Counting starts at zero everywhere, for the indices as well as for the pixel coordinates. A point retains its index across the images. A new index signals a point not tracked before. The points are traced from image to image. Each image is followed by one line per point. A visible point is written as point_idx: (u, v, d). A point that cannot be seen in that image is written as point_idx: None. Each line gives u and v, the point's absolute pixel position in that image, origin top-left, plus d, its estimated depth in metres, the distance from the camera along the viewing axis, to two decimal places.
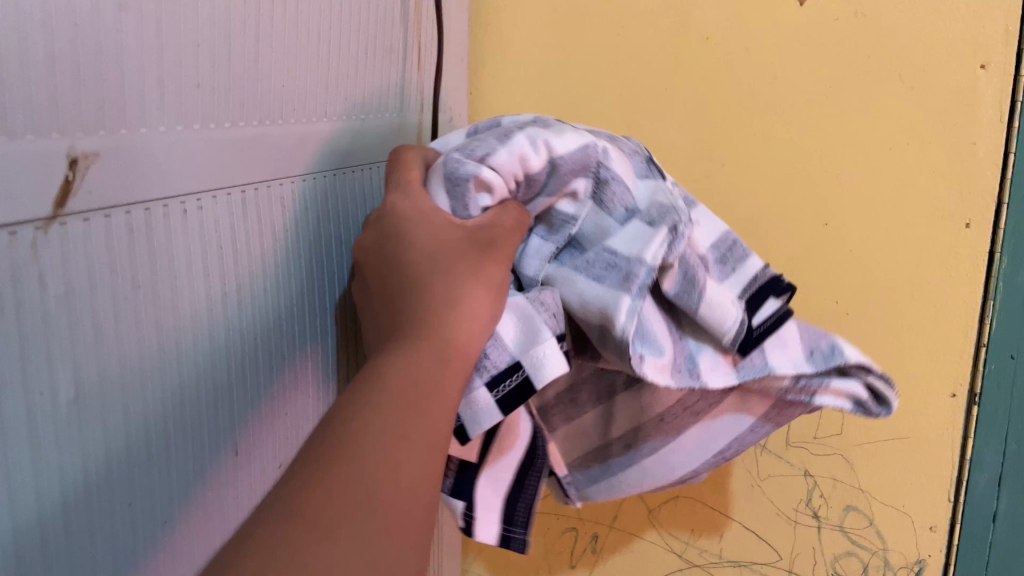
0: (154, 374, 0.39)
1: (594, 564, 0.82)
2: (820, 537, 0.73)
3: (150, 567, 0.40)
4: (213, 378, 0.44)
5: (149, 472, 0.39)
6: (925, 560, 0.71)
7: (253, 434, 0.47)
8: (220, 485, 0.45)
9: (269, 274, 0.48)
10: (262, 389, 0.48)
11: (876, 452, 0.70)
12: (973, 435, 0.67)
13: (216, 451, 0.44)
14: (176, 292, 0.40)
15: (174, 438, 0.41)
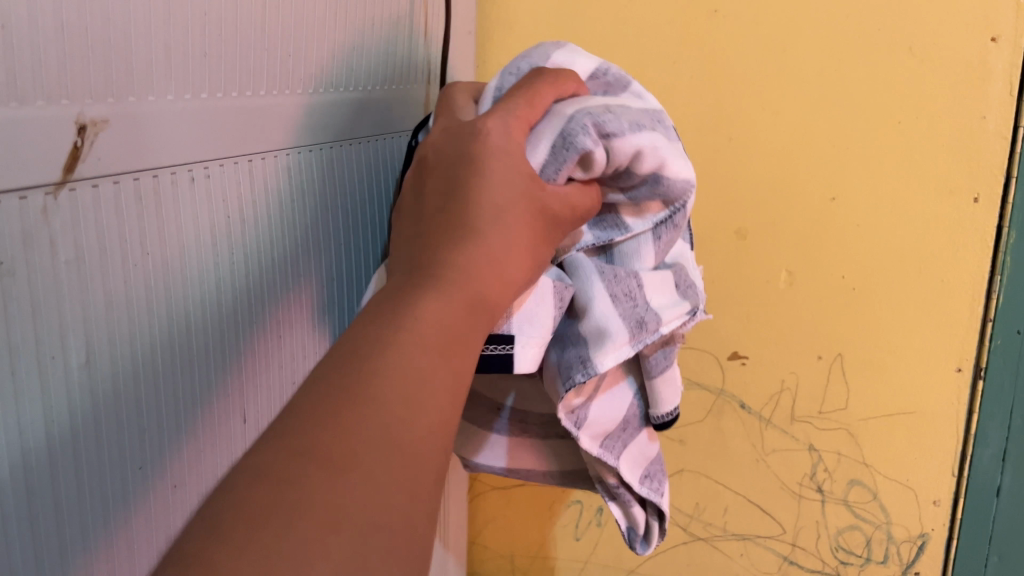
0: (140, 309, 0.38)
1: (598, 537, 0.83)
2: (825, 511, 0.73)
3: (143, 507, 0.39)
4: (221, 348, 0.44)
5: (158, 440, 0.40)
6: (929, 534, 0.71)
7: (246, 375, 0.46)
8: (213, 425, 0.44)
9: (262, 215, 0.47)
10: (256, 330, 0.47)
11: (881, 427, 0.70)
12: (978, 409, 0.68)
13: (208, 391, 0.43)
14: (168, 233, 0.40)
15: (162, 374, 0.40)
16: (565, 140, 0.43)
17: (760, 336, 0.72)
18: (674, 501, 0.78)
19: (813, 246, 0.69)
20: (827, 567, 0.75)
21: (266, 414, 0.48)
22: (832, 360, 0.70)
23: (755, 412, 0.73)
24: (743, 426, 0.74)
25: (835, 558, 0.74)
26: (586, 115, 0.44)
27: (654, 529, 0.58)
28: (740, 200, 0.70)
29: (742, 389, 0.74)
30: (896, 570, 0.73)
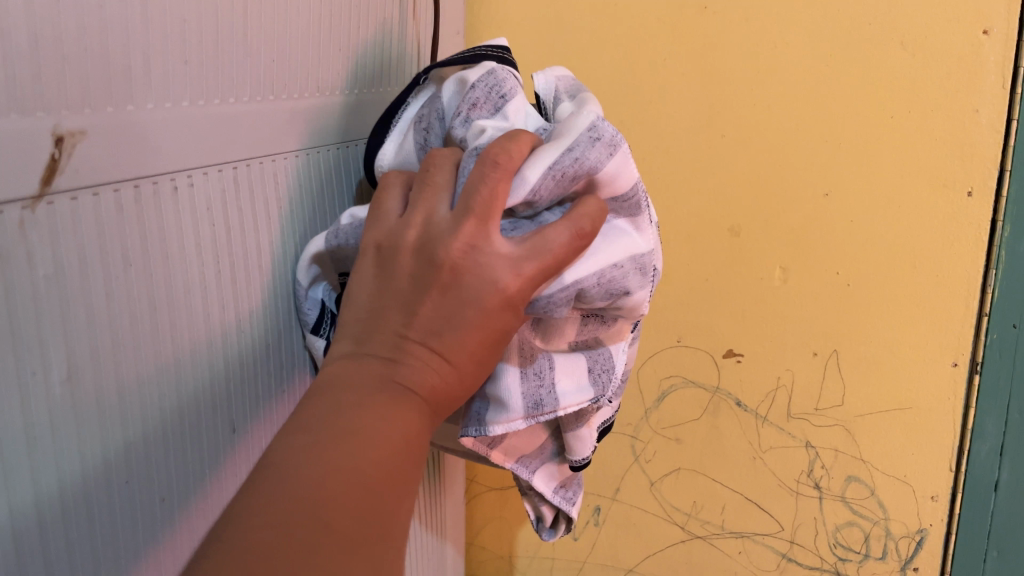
0: (150, 357, 0.39)
1: (595, 536, 0.82)
2: (823, 508, 0.73)
3: (151, 540, 0.40)
4: (227, 389, 0.46)
5: (146, 455, 0.40)
6: (927, 530, 0.71)
7: (249, 413, 0.48)
8: (218, 462, 0.45)
9: (262, 257, 0.48)
10: (257, 369, 0.48)
11: (878, 424, 0.70)
12: (974, 404, 0.67)
13: (214, 432, 0.45)
14: (169, 272, 0.40)
15: (170, 416, 0.41)
16: (551, 304, 0.43)
17: (754, 334, 0.72)
18: (672, 500, 0.78)
19: (806, 242, 0.68)
20: (826, 564, 0.74)
21: (268, 449, 0.50)
22: (828, 356, 0.70)
23: (751, 409, 0.73)
24: (739, 424, 0.74)
25: (833, 555, 0.74)
26: (585, 282, 0.43)
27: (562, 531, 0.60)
28: (733, 197, 0.69)
29: (738, 387, 0.73)
30: (895, 566, 0.73)
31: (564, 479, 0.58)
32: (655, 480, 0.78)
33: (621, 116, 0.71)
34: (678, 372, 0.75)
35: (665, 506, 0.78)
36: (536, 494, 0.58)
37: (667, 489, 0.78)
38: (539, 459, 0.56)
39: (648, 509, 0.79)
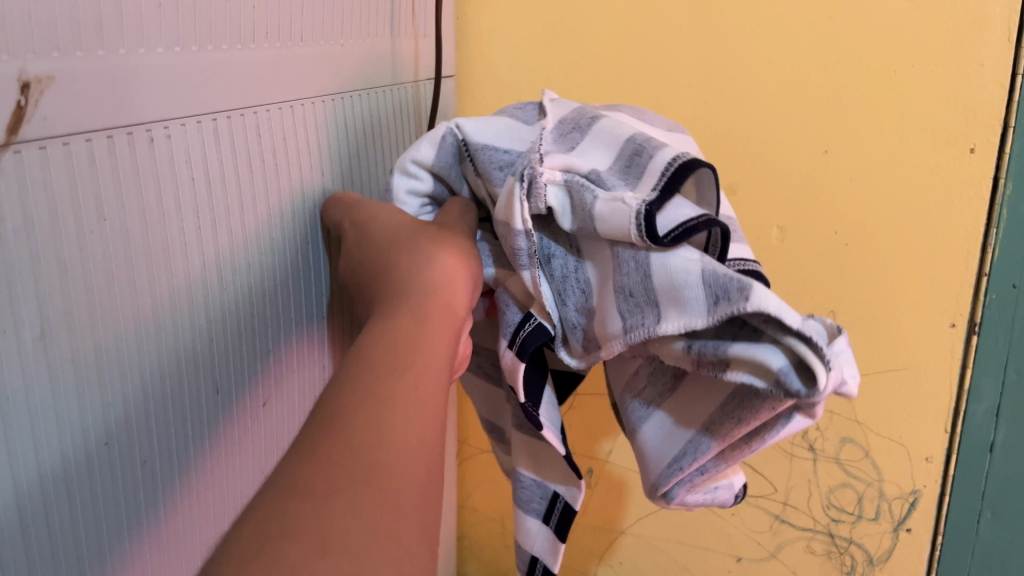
0: (128, 314, 0.38)
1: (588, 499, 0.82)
2: (817, 469, 0.73)
3: (127, 501, 0.39)
4: (210, 345, 0.44)
5: (125, 416, 0.38)
6: (921, 490, 0.71)
7: (230, 370, 0.46)
8: (198, 421, 0.44)
9: (246, 213, 0.46)
10: (242, 328, 0.47)
11: (874, 385, 0.69)
12: (971, 364, 0.66)
13: (195, 388, 0.43)
14: (146, 225, 0.39)
15: (150, 374, 0.40)
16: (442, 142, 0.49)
17: None
18: None
19: (804, 200, 0.67)
20: (819, 525, 0.74)
21: (253, 410, 0.49)
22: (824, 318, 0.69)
23: None
24: None
25: (826, 516, 0.74)
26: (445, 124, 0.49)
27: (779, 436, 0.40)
28: (731, 155, 0.68)
29: None
30: (887, 527, 0.72)
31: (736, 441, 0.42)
32: None
33: (617, 71, 0.69)
34: None
35: None
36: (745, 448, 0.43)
37: None
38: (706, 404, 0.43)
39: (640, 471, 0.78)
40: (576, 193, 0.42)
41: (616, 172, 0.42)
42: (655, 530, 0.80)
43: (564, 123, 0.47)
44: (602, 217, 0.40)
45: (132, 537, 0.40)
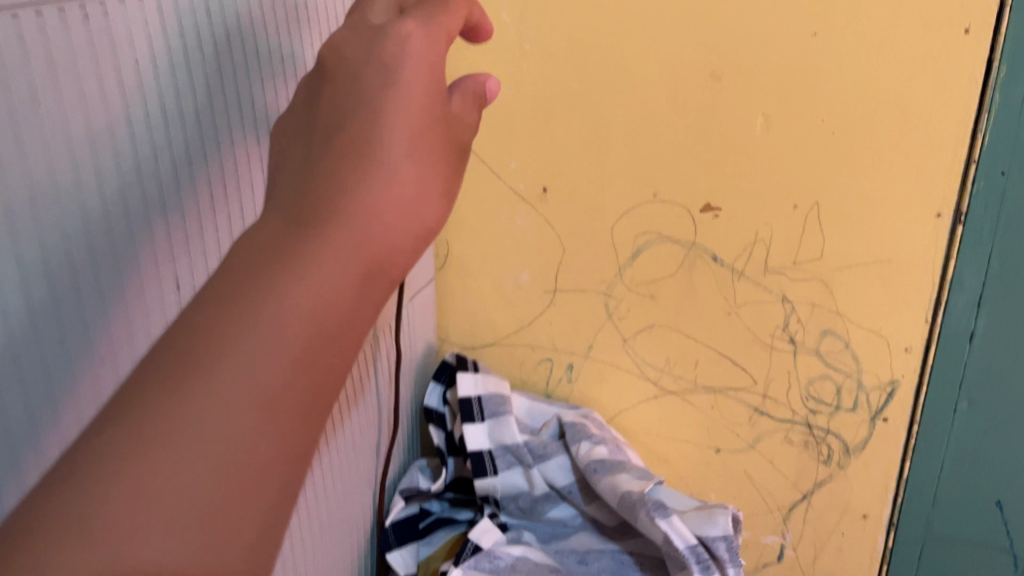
0: (73, 204, 0.36)
1: (569, 395, 0.82)
2: (797, 362, 0.73)
3: (88, 396, 0.39)
4: (165, 237, 0.43)
5: (79, 313, 0.38)
6: (899, 381, 0.71)
7: (189, 262, 0.45)
8: (156, 318, 0.43)
9: (196, 98, 0.44)
10: (197, 219, 0.45)
11: (857, 277, 0.68)
12: (955, 256, 0.65)
13: (151, 281, 0.42)
14: (88, 109, 0.37)
15: (103, 269, 0.39)
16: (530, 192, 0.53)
17: (732, 186, 0.69)
18: (645, 357, 0.77)
19: (791, 87, 0.64)
20: (797, 416, 0.75)
21: None
22: (808, 209, 0.67)
23: (727, 264, 0.71)
24: (715, 278, 0.72)
25: (805, 407, 0.74)
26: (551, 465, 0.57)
27: None
28: (716, 40, 0.64)
29: (715, 242, 0.71)
30: (864, 416, 0.73)
31: None
32: (629, 337, 0.77)
33: None
34: (654, 229, 0.72)
35: (638, 362, 0.78)
36: None
37: (640, 345, 0.77)
38: None
39: (621, 365, 0.78)
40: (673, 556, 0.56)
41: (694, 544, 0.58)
42: (635, 425, 0.81)
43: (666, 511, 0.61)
44: None
45: None
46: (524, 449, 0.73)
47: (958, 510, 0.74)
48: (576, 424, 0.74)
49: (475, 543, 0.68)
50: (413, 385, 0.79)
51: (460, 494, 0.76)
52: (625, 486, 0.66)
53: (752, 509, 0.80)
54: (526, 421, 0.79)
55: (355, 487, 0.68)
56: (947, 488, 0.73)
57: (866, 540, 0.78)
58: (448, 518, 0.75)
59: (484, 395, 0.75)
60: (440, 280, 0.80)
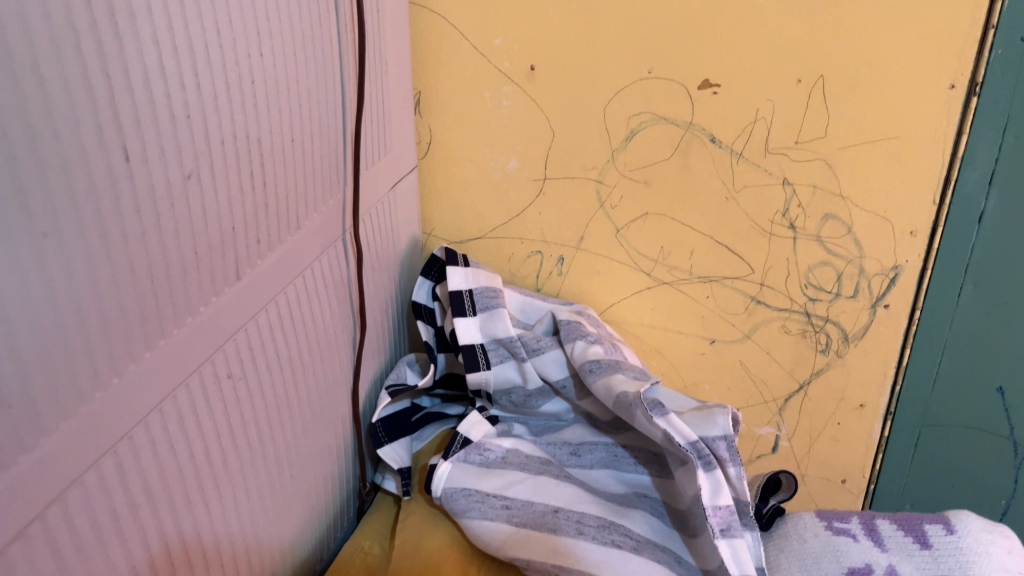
0: (31, 92, 0.32)
1: (560, 288, 0.79)
2: (796, 248, 0.70)
3: (63, 301, 0.36)
4: (138, 131, 0.39)
5: (50, 215, 0.35)
6: (902, 266, 0.68)
7: (166, 158, 0.42)
8: (134, 218, 0.40)
9: None
10: (172, 111, 0.42)
11: (862, 157, 0.65)
12: (967, 130, 0.62)
13: (126, 179, 0.39)
14: None
15: (72, 166, 0.35)
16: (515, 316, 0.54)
17: (732, 62, 0.64)
18: (638, 246, 0.74)
19: None
20: (795, 305, 0.72)
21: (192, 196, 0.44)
22: (813, 84, 0.63)
23: (726, 146, 0.67)
24: (712, 161, 0.68)
25: (804, 296, 0.72)
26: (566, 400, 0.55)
27: None
28: None
29: (713, 122, 0.67)
30: (865, 304, 0.71)
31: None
32: (622, 227, 0.73)
33: None
34: (649, 109, 0.67)
35: (631, 252, 0.75)
36: None
37: (633, 234, 0.74)
38: None
39: (613, 256, 0.75)
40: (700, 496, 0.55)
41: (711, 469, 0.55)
42: (628, 318, 0.78)
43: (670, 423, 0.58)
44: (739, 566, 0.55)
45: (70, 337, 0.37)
46: (517, 344, 0.69)
47: (958, 395, 0.73)
48: (572, 322, 0.70)
49: (464, 437, 0.66)
50: (396, 280, 0.76)
51: (451, 390, 0.75)
52: (621, 386, 0.62)
53: (747, 401, 0.79)
54: (520, 316, 0.75)
55: (336, 382, 0.66)
56: (947, 373, 0.72)
57: (863, 429, 0.77)
58: (439, 413, 0.73)
59: (475, 288, 0.71)
60: (422, 169, 0.76)
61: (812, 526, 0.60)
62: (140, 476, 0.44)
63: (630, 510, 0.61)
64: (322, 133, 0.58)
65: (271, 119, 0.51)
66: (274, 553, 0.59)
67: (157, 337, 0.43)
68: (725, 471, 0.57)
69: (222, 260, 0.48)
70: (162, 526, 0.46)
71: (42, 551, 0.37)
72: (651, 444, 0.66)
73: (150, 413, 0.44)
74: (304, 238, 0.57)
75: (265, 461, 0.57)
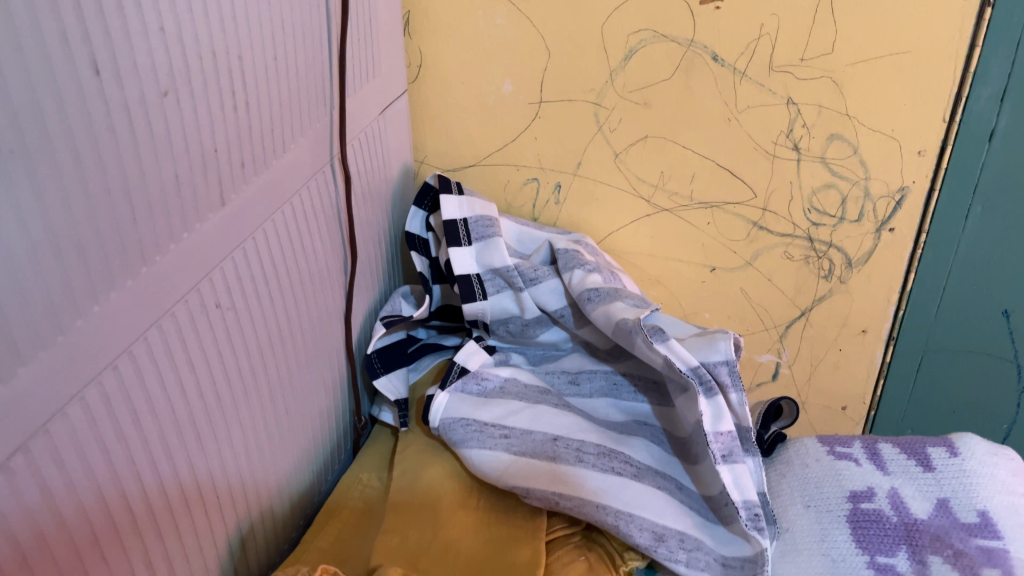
0: None
1: (557, 217, 0.77)
2: (800, 171, 0.68)
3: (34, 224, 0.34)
4: (108, 44, 0.37)
5: (15, 130, 0.32)
6: (908, 188, 0.67)
7: (138, 74, 0.39)
8: (108, 137, 0.38)
9: None
10: (143, 22, 0.39)
11: (869, 74, 0.62)
12: (981, 44, 0.59)
13: (98, 94, 0.37)
14: None
15: (38, 79, 0.33)
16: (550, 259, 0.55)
17: None
18: (637, 172, 0.72)
19: None
20: (798, 231, 0.71)
21: (169, 115, 0.42)
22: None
23: (728, 65, 0.65)
24: (714, 81, 0.66)
25: (807, 221, 0.70)
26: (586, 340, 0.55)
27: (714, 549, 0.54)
28: None
29: (715, 39, 0.64)
30: (869, 228, 0.69)
31: (755, 507, 0.54)
32: (621, 152, 0.71)
33: None
34: (648, 26, 0.65)
35: (630, 178, 0.72)
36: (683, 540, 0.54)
37: (632, 159, 0.71)
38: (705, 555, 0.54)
39: (612, 182, 0.73)
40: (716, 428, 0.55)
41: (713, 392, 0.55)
42: (627, 246, 0.77)
43: (672, 347, 0.56)
44: (743, 489, 0.55)
45: (43, 264, 0.35)
46: (514, 273, 0.67)
47: (963, 319, 0.71)
48: (570, 250, 0.69)
49: (462, 367, 0.65)
50: (389, 210, 0.74)
51: (447, 321, 0.73)
52: (621, 313, 0.61)
53: (748, 329, 0.78)
54: (517, 246, 0.74)
55: (329, 313, 0.64)
56: (952, 298, 0.71)
57: (864, 355, 0.76)
58: (435, 344, 0.72)
59: (470, 217, 0.69)
60: (413, 94, 0.74)
61: (814, 451, 0.59)
62: (128, 407, 0.43)
63: (630, 438, 0.61)
64: (307, 52, 0.55)
65: (252, 35, 0.48)
66: (271, 486, 0.59)
67: (139, 264, 0.42)
68: (726, 397, 0.57)
69: (205, 185, 0.46)
70: (154, 457, 0.46)
71: (28, 482, 0.36)
72: (651, 371, 0.65)
73: (135, 342, 0.42)
74: (291, 164, 0.55)
75: (259, 393, 0.56)
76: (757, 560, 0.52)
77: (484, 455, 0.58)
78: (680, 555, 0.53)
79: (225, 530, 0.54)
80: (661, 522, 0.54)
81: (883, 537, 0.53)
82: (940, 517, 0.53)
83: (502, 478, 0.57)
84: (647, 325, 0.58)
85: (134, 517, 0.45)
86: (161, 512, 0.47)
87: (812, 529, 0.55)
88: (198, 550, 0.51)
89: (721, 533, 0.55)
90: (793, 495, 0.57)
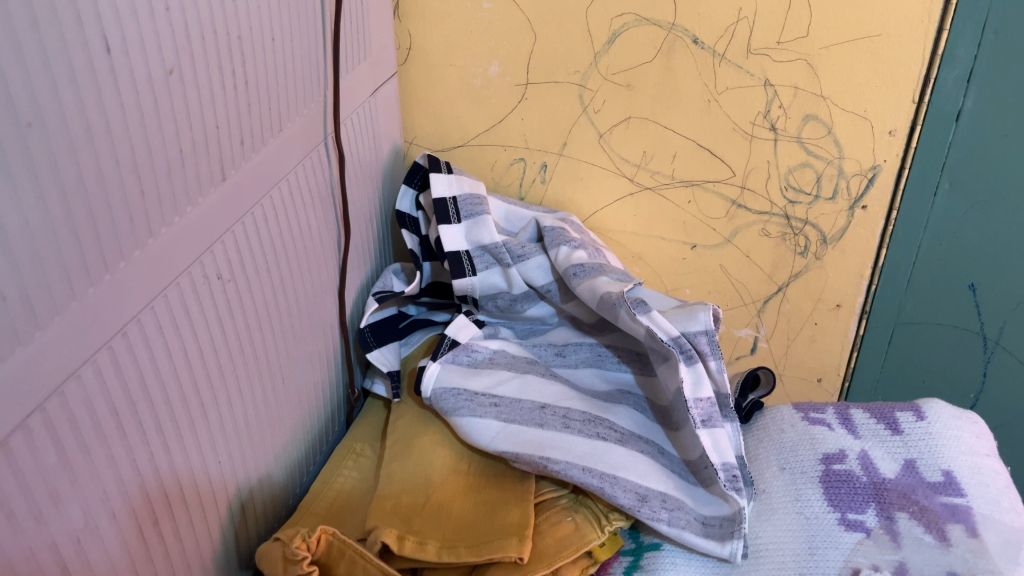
0: None
1: (543, 196, 0.79)
2: (776, 150, 0.70)
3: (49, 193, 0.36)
4: (118, 24, 0.39)
5: (35, 105, 0.34)
6: (880, 166, 0.69)
7: (144, 52, 0.41)
8: (117, 112, 0.40)
9: None
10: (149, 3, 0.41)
11: (843, 56, 0.65)
12: (948, 27, 0.62)
13: (108, 70, 0.39)
14: None
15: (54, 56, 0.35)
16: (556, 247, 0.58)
17: None
18: (620, 152, 0.74)
19: None
20: (775, 209, 0.73)
21: (174, 95, 0.44)
22: None
23: (708, 47, 0.67)
24: (694, 63, 0.68)
25: (784, 199, 0.73)
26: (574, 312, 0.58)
27: (694, 512, 0.57)
28: None
29: (695, 22, 0.66)
30: (843, 205, 0.72)
31: (731, 469, 0.57)
32: (605, 132, 0.74)
33: None
34: (630, 10, 0.67)
35: (614, 158, 0.75)
36: (664, 501, 0.56)
37: (615, 139, 0.74)
38: (686, 515, 0.56)
39: (597, 162, 0.76)
40: (694, 393, 0.58)
41: (692, 359, 0.58)
42: (611, 225, 0.79)
43: (654, 317, 0.59)
44: (722, 451, 0.58)
45: (58, 234, 0.37)
46: (502, 249, 0.69)
47: (932, 293, 0.75)
48: (555, 228, 0.71)
49: (453, 339, 0.67)
50: (379, 189, 0.76)
51: (437, 297, 0.76)
52: (605, 287, 0.63)
53: (727, 304, 0.81)
54: (505, 225, 0.76)
55: (323, 288, 0.66)
56: (922, 273, 0.74)
57: (839, 328, 0.79)
58: (425, 320, 0.74)
59: (460, 196, 0.71)
60: (402, 76, 0.75)
61: (789, 417, 0.62)
62: (136, 372, 0.45)
63: (615, 406, 0.63)
64: (301, 32, 0.57)
65: (250, 14, 0.50)
66: (268, 453, 0.61)
67: (146, 236, 0.44)
68: (705, 365, 0.59)
69: (206, 163, 0.48)
70: (159, 422, 0.48)
71: (45, 440, 0.38)
72: (634, 342, 0.67)
73: (143, 311, 0.44)
74: (286, 141, 0.57)
75: (258, 364, 0.58)
76: (735, 517, 0.55)
77: (476, 423, 0.60)
78: (664, 515, 0.56)
79: (227, 495, 0.56)
80: (643, 486, 0.57)
81: (853, 496, 0.56)
82: (907, 476, 0.56)
83: (494, 445, 0.59)
84: (629, 298, 0.60)
85: (142, 478, 0.47)
86: (166, 474, 0.49)
87: (788, 489, 0.58)
88: (200, 513, 0.53)
89: (702, 494, 0.58)
90: (769, 458, 0.60)
